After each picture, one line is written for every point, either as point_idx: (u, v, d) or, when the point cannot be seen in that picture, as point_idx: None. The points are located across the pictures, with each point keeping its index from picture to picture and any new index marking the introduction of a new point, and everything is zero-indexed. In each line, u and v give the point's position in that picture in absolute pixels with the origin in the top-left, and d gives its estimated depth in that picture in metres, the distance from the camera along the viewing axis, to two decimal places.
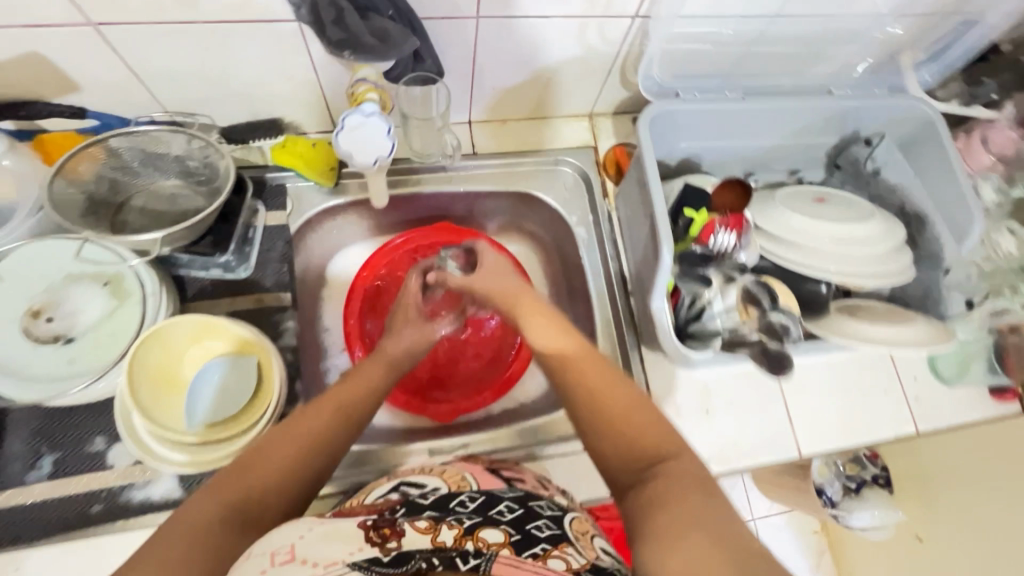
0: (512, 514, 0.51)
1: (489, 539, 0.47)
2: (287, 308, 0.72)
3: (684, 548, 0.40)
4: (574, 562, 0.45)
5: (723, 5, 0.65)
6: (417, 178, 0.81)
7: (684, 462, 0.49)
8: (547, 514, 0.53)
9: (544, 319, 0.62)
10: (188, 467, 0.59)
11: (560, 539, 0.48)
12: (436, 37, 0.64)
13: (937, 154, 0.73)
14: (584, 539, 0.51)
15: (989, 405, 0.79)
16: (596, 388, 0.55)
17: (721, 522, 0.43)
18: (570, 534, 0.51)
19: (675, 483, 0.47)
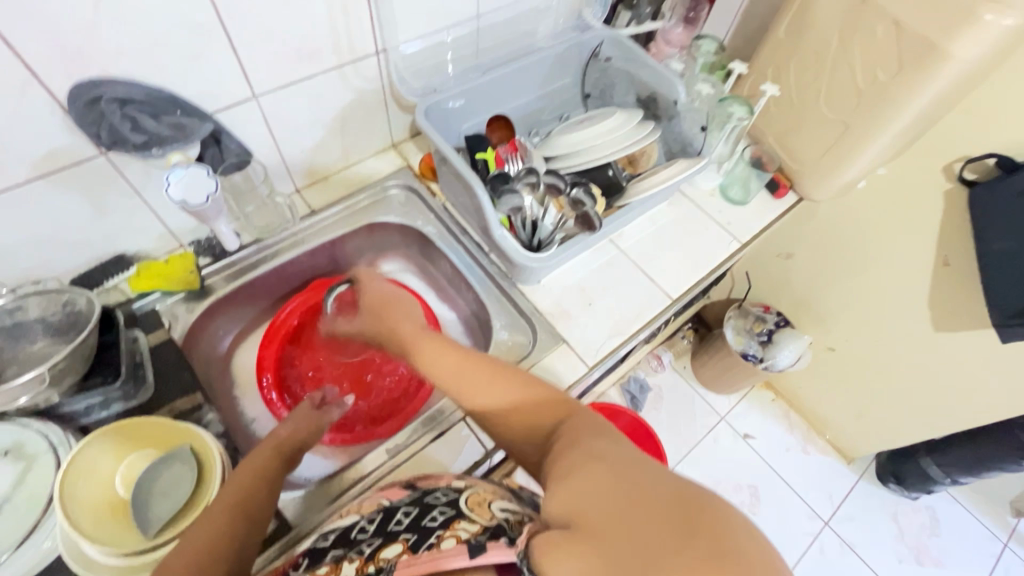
0: (410, 517, 0.58)
1: (389, 552, 0.52)
2: (202, 403, 0.76)
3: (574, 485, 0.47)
4: (465, 533, 0.50)
5: (436, 19, 0.86)
6: (274, 249, 0.91)
7: (582, 417, 0.58)
8: (441, 502, 0.60)
9: (446, 353, 0.71)
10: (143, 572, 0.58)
11: (453, 519, 0.54)
12: (232, 126, 0.77)
13: (630, 53, 0.96)
14: (479, 508, 0.58)
15: (777, 203, 1.04)
16: (490, 400, 0.63)
17: (610, 451, 0.50)
18: (464, 509, 0.57)
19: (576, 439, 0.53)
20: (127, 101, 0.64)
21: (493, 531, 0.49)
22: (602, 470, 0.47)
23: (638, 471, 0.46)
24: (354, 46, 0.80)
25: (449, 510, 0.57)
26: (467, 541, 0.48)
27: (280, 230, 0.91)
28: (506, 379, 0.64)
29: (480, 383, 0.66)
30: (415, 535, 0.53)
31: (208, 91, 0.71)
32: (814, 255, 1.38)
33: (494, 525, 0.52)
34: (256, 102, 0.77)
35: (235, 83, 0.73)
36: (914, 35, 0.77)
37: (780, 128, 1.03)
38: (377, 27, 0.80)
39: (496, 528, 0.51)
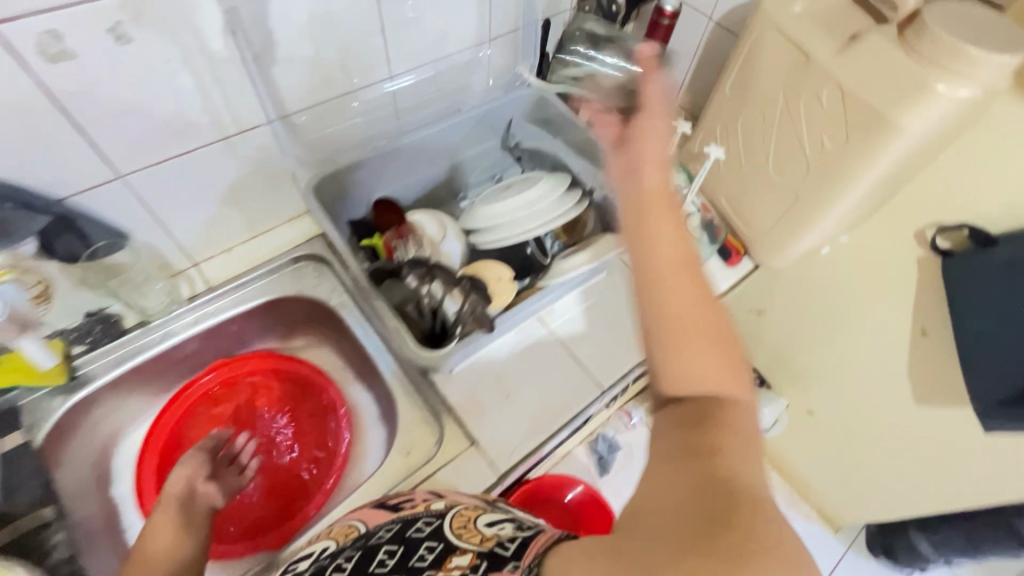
0: (394, 558, 0.50)
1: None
2: (50, 522, 0.70)
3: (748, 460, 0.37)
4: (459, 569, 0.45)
5: (338, 84, 0.79)
6: (166, 330, 0.82)
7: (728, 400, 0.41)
8: (425, 533, 0.53)
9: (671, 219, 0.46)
10: None
11: (444, 556, 0.48)
12: (94, 209, 0.69)
13: (560, 115, 0.89)
14: (467, 530, 0.52)
15: (729, 273, 0.94)
16: (677, 302, 0.43)
17: (699, 435, 0.38)
18: (451, 537, 0.51)
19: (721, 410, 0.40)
20: None
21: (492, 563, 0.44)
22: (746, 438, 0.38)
23: (722, 480, 0.35)
24: (239, 116, 0.73)
25: (438, 543, 0.51)
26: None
27: (167, 312, 0.82)
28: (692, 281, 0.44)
29: (678, 274, 0.44)
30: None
31: (54, 174, 0.63)
32: (785, 315, 1.27)
33: (489, 552, 0.46)
34: (122, 181, 0.69)
35: (90, 164, 0.65)
36: (859, 102, 0.68)
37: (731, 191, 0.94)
38: (265, 96, 0.73)
39: (490, 552, 0.46)
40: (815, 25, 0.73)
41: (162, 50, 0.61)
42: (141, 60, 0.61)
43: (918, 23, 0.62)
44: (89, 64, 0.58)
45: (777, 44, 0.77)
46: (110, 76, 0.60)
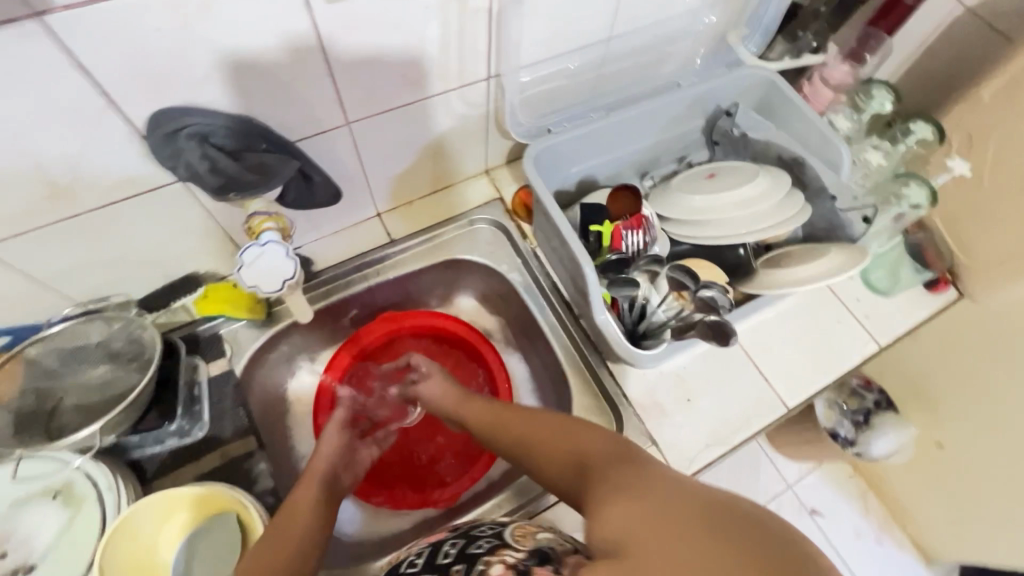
0: (457, 549, 0.56)
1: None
2: (254, 451, 0.70)
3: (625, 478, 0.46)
4: (510, 559, 0.49)
5: (563, 44, 0.72)
6: (350, 278, 0.83)
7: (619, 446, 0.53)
8: (487, 534, 0.57)
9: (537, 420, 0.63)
10: None
11: (498, 547, 0.52)
12: (316, 154, 0.67)
13: (787, 105, 0.81)
14: (525, 538, 0.54)
15: (931, 299, 0.86)
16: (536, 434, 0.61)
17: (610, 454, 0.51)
18: (508, 539, 0.54)
19: (602, 468, 0.50)
20: (207, 136, 0.56)
21: (539, 558, 0.47)
22: (641, 483, 0.44)
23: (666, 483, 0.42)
24: (463, 71, 0.69)
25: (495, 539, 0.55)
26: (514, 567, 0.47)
27: (354, 260, 0.83)
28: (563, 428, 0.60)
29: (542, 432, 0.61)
30: (462, 564, 0.52)
31: (297, 121, 0.62)
32: (938, 339, 1.18)
33: (541, 550, 0.50)
34: (346, 128, 0.67)
35: (329, 110, 0.63)
36: None
37: (953, 213, 0.84)
38: (493, 51, 0.68)
39: (543, 553, 0.49)
40: None
41: (425, 1, 0.57)
42: (404, 6, 0.57)
43: None
44: (359, 8, 0.54)
45: None
46: (371, 21, 0.56)
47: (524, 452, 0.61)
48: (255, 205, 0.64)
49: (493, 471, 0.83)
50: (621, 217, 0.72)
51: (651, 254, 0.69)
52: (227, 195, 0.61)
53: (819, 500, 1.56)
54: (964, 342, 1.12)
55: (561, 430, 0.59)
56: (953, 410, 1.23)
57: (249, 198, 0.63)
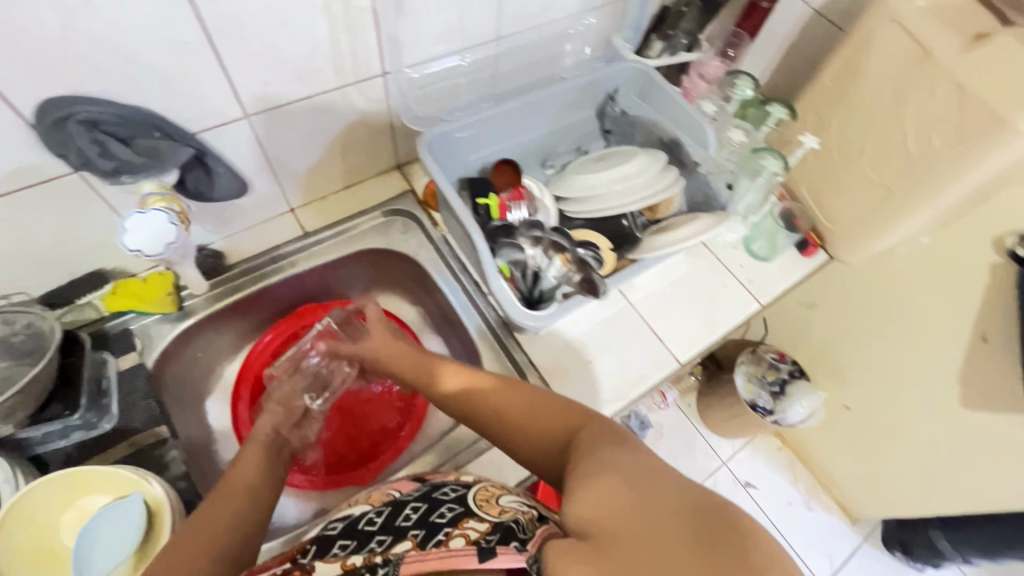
0: (418, 514, 0.52)
1: (396, 550, 0.46)
2: (165, 439, 0.71)
3: (612, 461, 0.48)
4: (475, 533, 0.45)
5: (452, 41, 0.79)
6: (266, 270, 0.86)
7: (600, 424, 0.55)
8: (450, 499, 0.54)
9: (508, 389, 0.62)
10: None
11: (463, 516, 0.49)
12: (217, 146, 0.71)
13: (662, 93, 0.91)
14: (489, 502, 0.52)
15: (804, 262, 0.96)
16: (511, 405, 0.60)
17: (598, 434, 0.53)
18: (473, 505, 0.51)
19: (588, 446, 0.52)
20: (97, 123, 0.59)
21: (503, 534, 0.44)
22: (630, 466, 0.46)
23: (652, 476, 0.45)
24: (358, 67, 0.74)
25: (458, 507, 0.51)
26: (476, 543, 0.44)
27: (269, 252, 0.86)
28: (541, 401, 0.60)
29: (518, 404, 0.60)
30: (421, 531, 0.49)
31: (193, 112, 0.65)
32: (832, 307, 1.30)
33: (505, 523, 0.47)
34: (247, 121, 0.71)
35: (226, 102, 0.67)
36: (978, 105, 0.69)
37: (812, 183, 0.95)
38: (384, 47, 0.74)
39: (508, 526, 0.46)
40: (936, 20, 0.73)
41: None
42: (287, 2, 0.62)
43: None
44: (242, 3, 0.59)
45: (898, 37, 0.76)
46: (256, 16, 0.61)
47: (493, 419, 0.61)
48: (148, 188, 0.66)
49: (416, 448, 0.87)
50: (505, 189, 0.78)
51: (533, 221, 0.75)
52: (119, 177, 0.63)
53: (752, 474, 1.65)
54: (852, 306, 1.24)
55: (536, 401, 0.60)
56: (852, 372, 1.35)
57: (143, 180, 0.65)
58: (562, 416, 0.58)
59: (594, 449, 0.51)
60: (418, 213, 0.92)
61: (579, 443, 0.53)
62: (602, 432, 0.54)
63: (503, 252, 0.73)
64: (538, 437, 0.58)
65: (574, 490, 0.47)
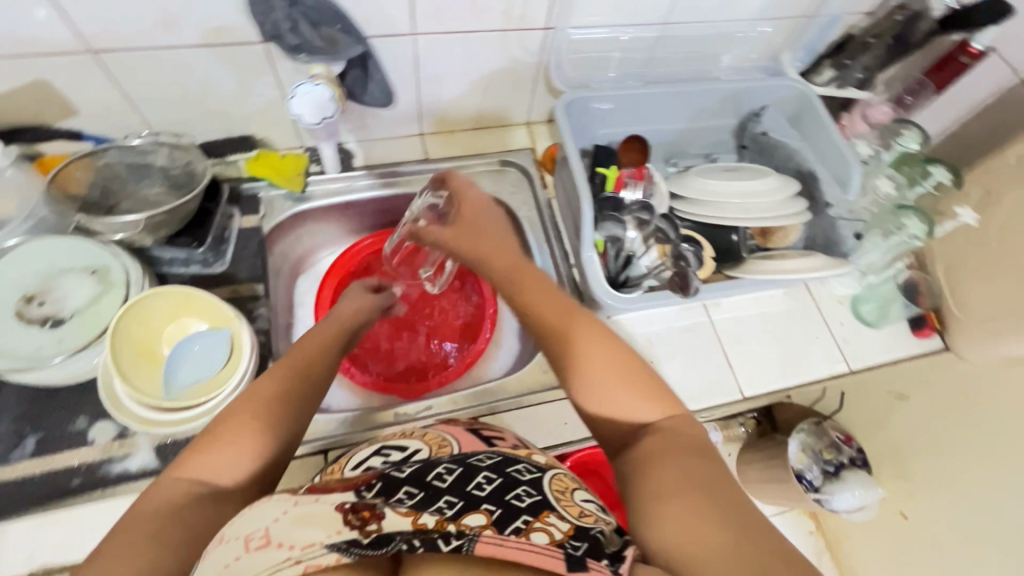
0: (492, 486, 0.48)
1: (471, 522, 0.43)
2: (259, 296, 0.80)
3: (697, 481, 0.47)
4: (558, 533, 0.43)
5: (621, 14, 0.80)
6: (382, 181, 0.92)
7: (683, 423, 0.55)
8: (525, 479, 0.50)
9: (605, 351, 0.60)
10: (155, 419, 0.65)
11: (544, 508, 0.45)
12: (381, 55, 0.77)
13: (816, 122, 0.86)
14: (564, 499, 0.49)
15: (914, 342, 0.88)
16: (603, 372, 0.59)
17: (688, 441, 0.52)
18: (551, 499, 0.48)
19: (672, 443, 0.52)
20: (298, 2, 0.66)
21: (593, 546, 0.42)
22: (720, 492, 0.46)
23: (745, 516, 0.44)
24: (525, 16, 0.77)
25: (536, 493, 0.48)
26: (561, 546, 0.41)
27: (391, 165, 0.92)
28: (636, 382, 0.58)
29: (609, 373, 0.58)
30: (498, 508, 0.45)
31: (372, 18, 0.71)
32: (925, 406, 1.18)
33: (589, 531, 0.44)
34: (413, 39, 0.76)
35: (401, 17, 0.72)
36: None
37: (955, 262, 0.86)
38: (555, 2, 0.75)
39: (592, 535, 0.43)
40: None
41: None
42: None
43: None
44: None
45: None
46: None
47: (577, 374, 0.59)
48: (316, 71, 0.71)
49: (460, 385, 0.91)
50: (627, 166, 0.79)
51: (643, 204, 0.75)
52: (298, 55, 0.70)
53: None
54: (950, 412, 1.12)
55: (626, 363, 0.59)
56: (924, 481, 1.22)
57: (314, 63, 0.71)
58: (645, 396, 0.57)
59: (677, 453, 0.51)
60: (532, 172, 0.94)
61: (659, 434, 0.54)
62: (683, 432, 0.54)
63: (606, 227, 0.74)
64: (613, 401, 0.57)
65: (654, 503, 0.47)
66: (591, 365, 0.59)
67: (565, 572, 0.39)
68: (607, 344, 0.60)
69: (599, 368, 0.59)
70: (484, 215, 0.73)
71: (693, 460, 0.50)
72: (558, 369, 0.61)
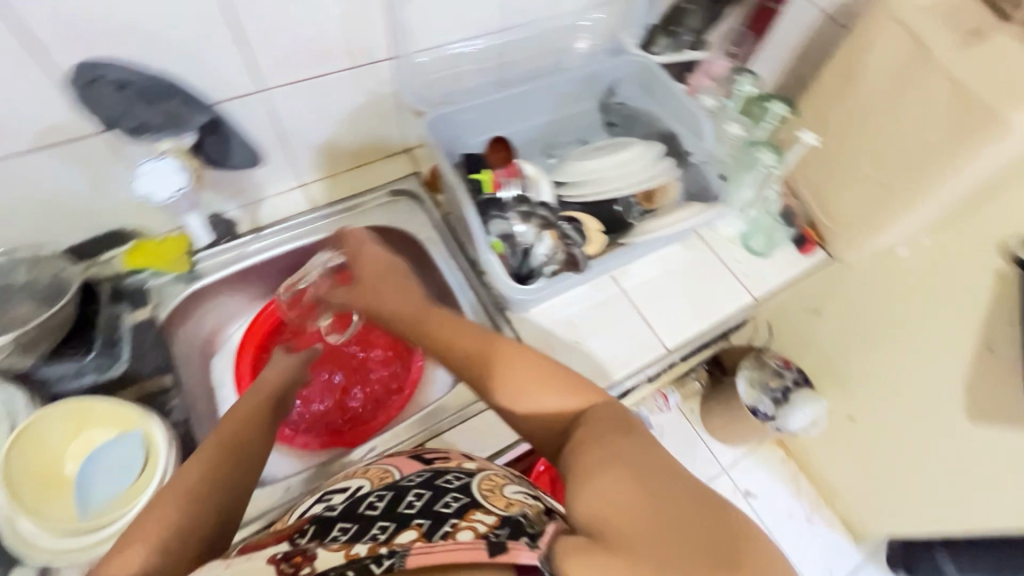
0: (422, 501, 0.50)
1: (403, 539, 0.43)
2: (169, 387, 0.76)
3: (618, 454, 0.50)
4: (483, 527, 0.44)
5: (459, 29, 0.84)
6: (272, 239, 0.90)
7: (609, 407, 0.58)
8: (455, 487, 0.52)
9: (520, 360, 0.63)
10: (74, 550, 0.60)
11: (470, 508, 0.47)
12: (234, 116, 0.76)
13: (662, 87, 0.93)
14: (495, 494, 0.52)
15: (802, 260, 0.96)
16: (522, 379, 0.61)
17: (613, 421, 0.55)
18: (479, 498, 0.50)
19: (597, 426, 0.55)
20: (124, 84, 0.64)
21: (513, 529, 0.43)
22: (640, 457, 0.49)
23: (667, 476, 0.47)
24: (368, 49, 0.79)
25: (465, 497, 0.50)
26: (484, 537, 0.42)
27: (279, 222, 0.91)
28: (556, 382, 0.61)
29: (527, 379, 0.61)
30: (427, 520, 0.46)
31: (213, 82, 0.71)
32: (836, 314, 1.29)
33: (513, 517, 0.46)
34: (263, 95, 0.76)
35: (244, 76, 0.73)
36: (975, 98, 0.69)
37: (812, 178, 0.96)
38: (393, 31, 0.78)
39: (516, 521, 0.45)
40: (934, 18, 0.74)
41: None
42: None
43: None
44: None
45: (896, 34, 0.77)
46: None
47: (502, 388, 0.62)
48: (164, 147, 0.70)
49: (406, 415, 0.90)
50: (500, 167, 0.82)
51: (521, 197, 0.78)
52: (143, 135, 0.69)
53: (753, 483, 1.62)
54: (857, 313, 1.23)
55: (544, 367, 0.62)
56: (856, 380, 1.33)
57: (162, 139, 0.71)
58: (569, 394, 0.60)
59: (601, 434, 0.53)
60: (422, 194, 0.96)
61: (586, 422, 0.56)
62: (607, 415, 0.57)
63: (497, 229, 0.76)
64: (540, 406, 0.60)
65: (580, 480, 0.49)
66: (508, 379, 0.61)
67: (487, 559, 0.41)
68: (522, 354, 0.63)
69: (519, 375, 0.61)
70: (397, 272, 0.78)
71: (615, 438, 0.52)
72: (483, 390, 0.63)
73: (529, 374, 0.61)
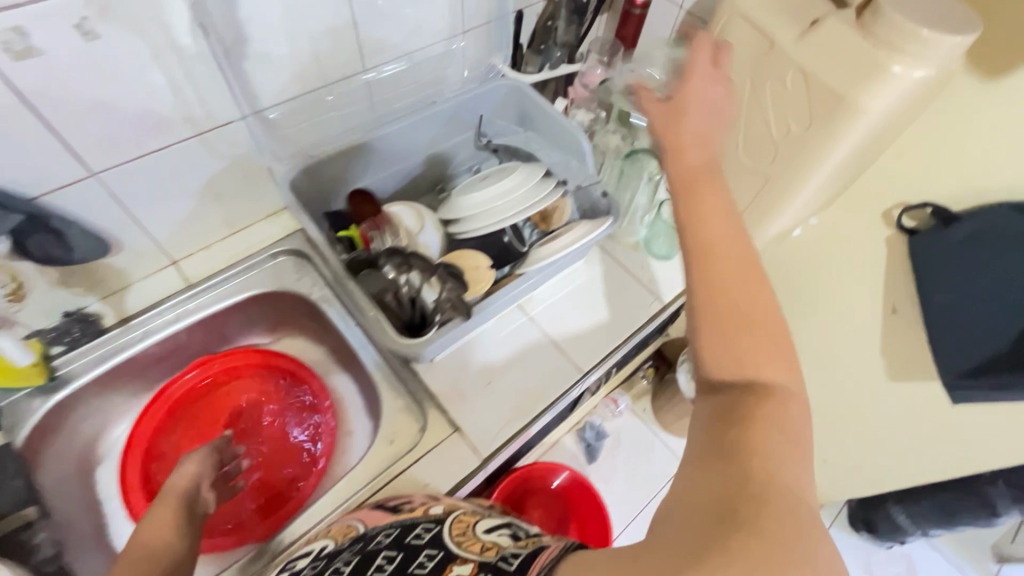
0: (394, 564, 0.51)
1: None
2: (33, 521, 0.68)
3: (717, 445, 0.43)
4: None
5: (313, 78, 0.80)
6: (145, 326, 0.83)
7: (750, 393, 0.46)
8: (423, 544, 0.53)
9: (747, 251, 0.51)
10: None
11: (446, 564, 0.48)
12: (65, 206, 0.68)
13: (534, 107, 0.91)
14: (468, 538, 0.53)
15: None
16: (736, 294, 0.50)
17: (728, 405, 0.45)
18: (454, 550, 0.51)
19: (750, 402, 0.45)
20: None
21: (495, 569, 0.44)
22: (713, 455, 0.42)
23: (745, 473, 0.39)
24: (213, 112, 0.73)
25: (438, 551, 0.51)
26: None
27: (151, 307, 0.84)
28: (764, 284, 0.51)
29: (743, 281, 0.50)
30: None
31: (27, 176, 0.63)
32: None
33: (491, 562, 0.46)
34: (96, 179, 0.69)
35: (65, 163, 0.65)
36: (822, 85, 0.70)
37: None
38: (237, 90, 0.73)
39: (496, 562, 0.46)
40: (776, 10, 0.75)
41: (131, 50, 0.62)
42: (108, 57, 0.61)
43: (873, 8, 0.65)
44: (57, 61, 0.58)
45: (743, 28, 0.79)
46: (77, 75, 0.60)
47: (721, 294, 0.50)
48: None
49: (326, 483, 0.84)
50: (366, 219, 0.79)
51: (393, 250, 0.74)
52: None
53: None
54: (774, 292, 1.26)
55: (754, 309, 0.49)
56: None
57: None
58: (743, 356, 0.48)
59: (730, 417, 0.44)
60: (308, 251, 0.91)
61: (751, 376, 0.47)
62: (790, 403, 0.45)
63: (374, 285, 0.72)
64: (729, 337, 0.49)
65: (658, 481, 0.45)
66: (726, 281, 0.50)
67: None
68: (755, 283, 0.51)
69: (717, 293, 0.50)
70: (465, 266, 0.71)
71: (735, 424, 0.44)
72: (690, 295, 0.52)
73: (734, 271, 0.51)
